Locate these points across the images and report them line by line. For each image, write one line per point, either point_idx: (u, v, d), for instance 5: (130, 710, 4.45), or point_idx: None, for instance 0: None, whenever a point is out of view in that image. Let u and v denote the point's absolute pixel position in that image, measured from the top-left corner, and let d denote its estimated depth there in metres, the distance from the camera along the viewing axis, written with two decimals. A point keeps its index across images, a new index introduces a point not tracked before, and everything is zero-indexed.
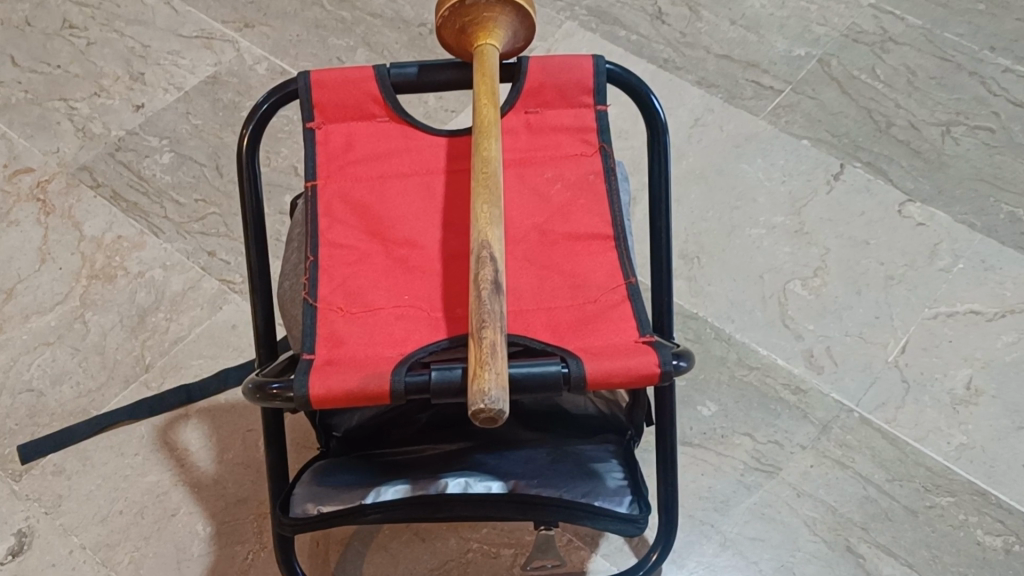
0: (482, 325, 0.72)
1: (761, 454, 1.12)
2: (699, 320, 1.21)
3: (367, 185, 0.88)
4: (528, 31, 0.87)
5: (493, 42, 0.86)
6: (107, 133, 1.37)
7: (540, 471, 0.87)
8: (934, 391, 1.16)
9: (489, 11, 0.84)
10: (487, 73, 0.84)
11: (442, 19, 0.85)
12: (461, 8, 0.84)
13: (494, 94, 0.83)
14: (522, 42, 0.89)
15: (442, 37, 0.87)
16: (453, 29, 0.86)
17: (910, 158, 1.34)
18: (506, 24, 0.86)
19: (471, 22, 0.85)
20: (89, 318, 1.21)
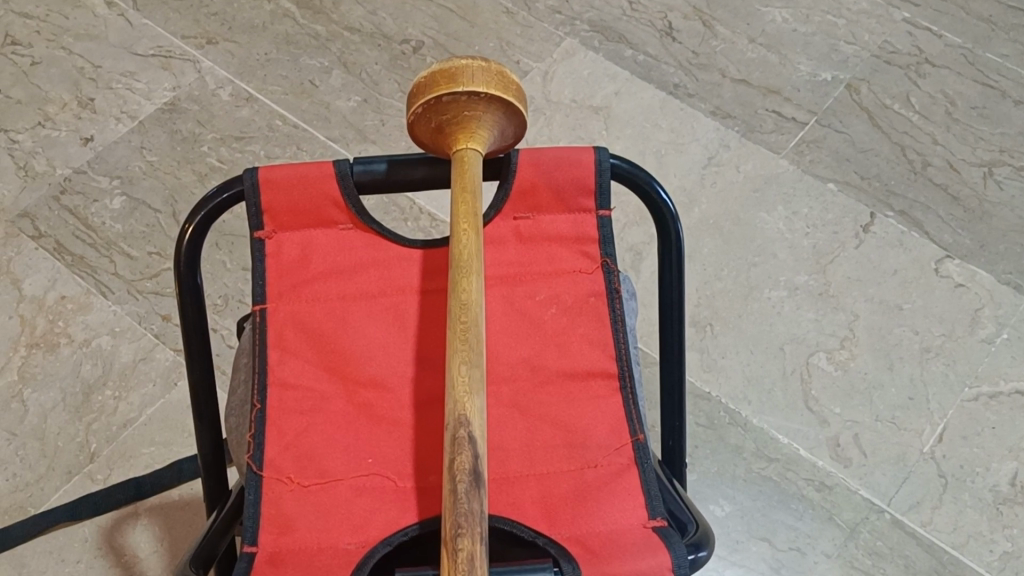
0: (457, 530, 0.55)
1: (780, 563, 1.00)
2: (712, 401, 1.08)
3: (326, 309, 0.75)
4: (519, 127, 0.73)
5: (476, 143, 0.72)
6: (52, 171, 1.23)
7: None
8: (975, 489, 1.03)
9: (470, 108, 0.70)
10: (467, 182, 0.70)
11: (415, 115, 0.71)
12: (437, 105, 0.70)
13: (475, 213, 0.68)
14: (511, 139, 0.75)
15: (416, 135, 0.73)
16: (427, 127, 0.72)
17: (949, 205, 1.20)
18: (491, 121, 0.72)
19: (449, 121, 0.71)
20: (28, 395, 1.08)
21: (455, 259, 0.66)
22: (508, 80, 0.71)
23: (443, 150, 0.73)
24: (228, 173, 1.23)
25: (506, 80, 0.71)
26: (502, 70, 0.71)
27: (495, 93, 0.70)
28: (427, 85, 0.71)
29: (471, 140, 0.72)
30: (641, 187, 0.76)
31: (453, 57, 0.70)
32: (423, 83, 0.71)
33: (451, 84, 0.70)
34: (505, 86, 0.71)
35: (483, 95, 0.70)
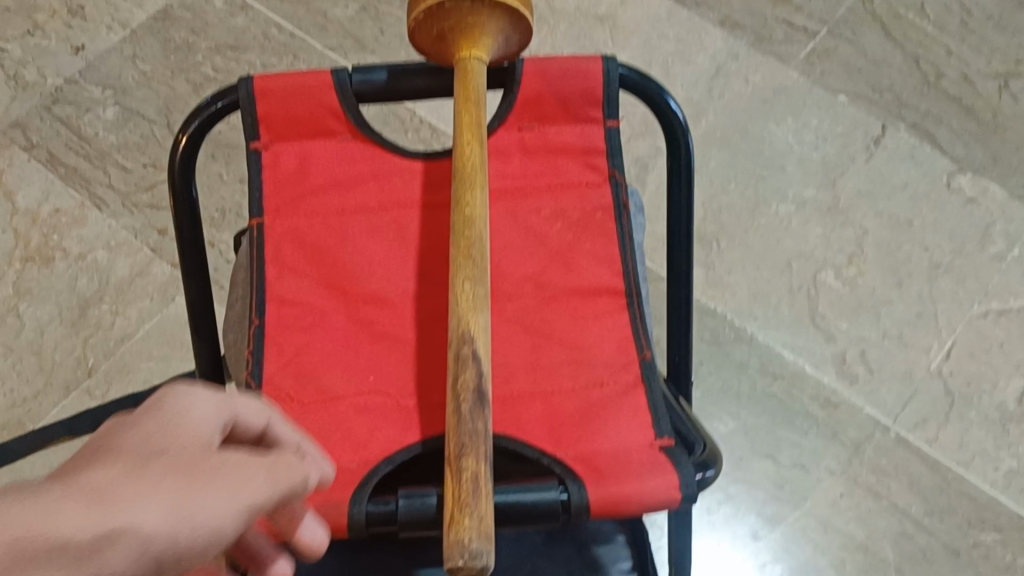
0: (461, 451, 0.54)
1: (784, 480, 1.00)
2: (717, 317, 1.07)
3: (325, 223, 0.73)
4: (524, 37, 0.71)
5: (479, 53, 0.69)
6: (42, 81, 1.19)
7: (530, 566, 0.70)
8: (981, 406, 1.02)
9: (474, 16, 0.68)
10: (471, 90, 0.68)
11: (416, 21, 0.69)
12: (441, 12, 0.68)
13: (479, 124, 0.66)
14: (515, 50, 0.72)
15: (416, 44, 0.71)
16: (429, 35, 0.69)
17: (962, 118, 1.17)
18: (496, 30, 0.69)
19: (451, 29, 0.68)
20: (24, 309, 1.06)
21: (458, 173, 0.64)
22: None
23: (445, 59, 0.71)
24: (223, 84, 1.19)
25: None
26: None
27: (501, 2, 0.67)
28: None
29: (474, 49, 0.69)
30: (649, 97, 0.74)
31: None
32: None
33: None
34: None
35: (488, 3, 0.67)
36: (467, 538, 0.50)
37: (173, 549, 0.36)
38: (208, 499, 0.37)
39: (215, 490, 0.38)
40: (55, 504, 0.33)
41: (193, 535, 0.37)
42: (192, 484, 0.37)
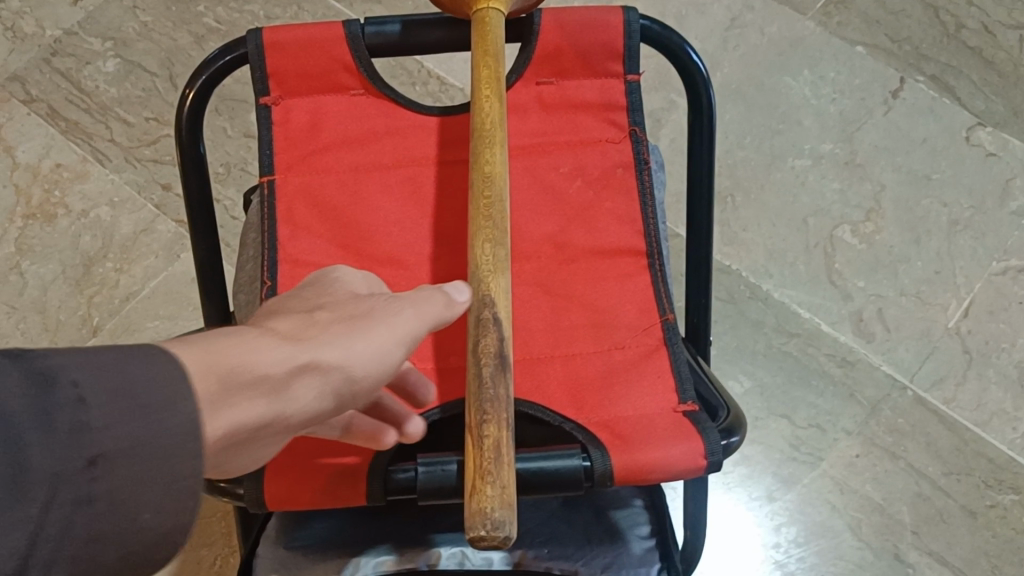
0: (482, 417, 0.51)
1: (799, 440, 0.98)
2: (732, 275, 1.05)
3: (337, 181, 0.71)
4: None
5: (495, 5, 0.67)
6: (41, 32, 1.16)
7: (552, 529, 0.67)
8: (1000, 364, 1.00)
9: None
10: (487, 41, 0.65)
11: None
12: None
13: (496, 77, 0.64)
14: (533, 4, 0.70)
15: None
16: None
17: (983, 70, 1.14)
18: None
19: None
20: (26, 267, 1.04)
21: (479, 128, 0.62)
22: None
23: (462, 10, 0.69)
24: (225, 35, 1.17)
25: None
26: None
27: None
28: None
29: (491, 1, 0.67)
30: (671, 51, 0.71)
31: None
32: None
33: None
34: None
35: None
36: (489, 511, 0.48)
37: (347, 378, 0.44)
38: (366, 338, 0.45)
39: (372, 330, 0.45)
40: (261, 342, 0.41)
41: (360, 368, 0.44)
42: (354, 328, 0.45)
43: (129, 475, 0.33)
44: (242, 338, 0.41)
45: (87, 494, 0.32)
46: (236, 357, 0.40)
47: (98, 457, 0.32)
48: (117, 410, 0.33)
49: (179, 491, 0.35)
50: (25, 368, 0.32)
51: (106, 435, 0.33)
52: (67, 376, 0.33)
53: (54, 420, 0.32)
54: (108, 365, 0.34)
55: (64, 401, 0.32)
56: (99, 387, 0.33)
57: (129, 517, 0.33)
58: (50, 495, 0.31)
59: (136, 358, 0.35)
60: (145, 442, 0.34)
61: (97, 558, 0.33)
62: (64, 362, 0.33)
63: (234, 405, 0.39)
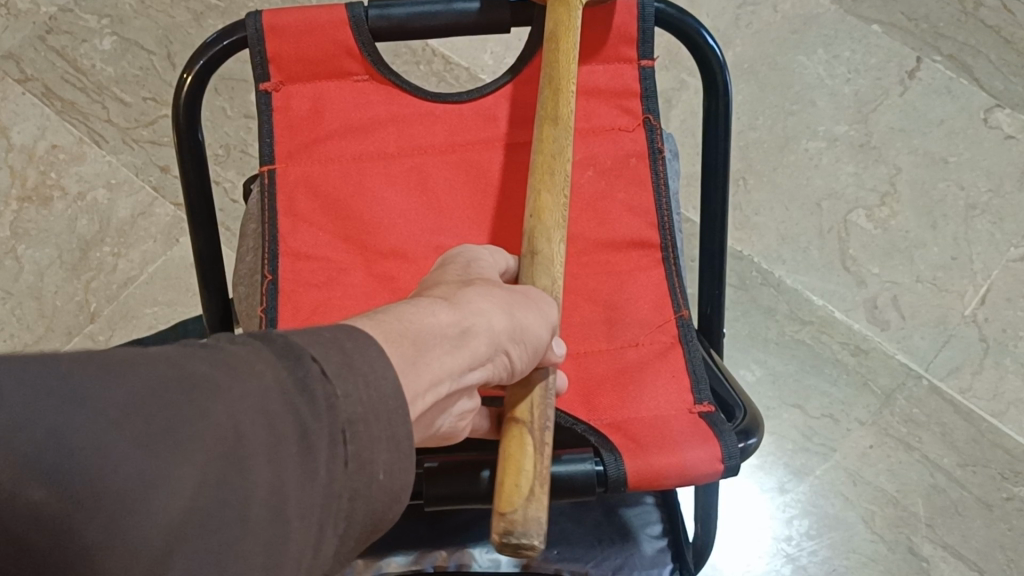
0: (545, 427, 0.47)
1: (811, 431, 0.97)
2: (743, 261, 1.03)
3: (341, 170, 0.68)
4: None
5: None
6: (35, 9, 1.13)
7: (561, 528, 0.65)
8: (1017, 353, 0.98)
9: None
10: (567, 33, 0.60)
11: None
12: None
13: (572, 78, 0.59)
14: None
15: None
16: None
17: (1002, 49, 1.11)
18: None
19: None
20: (22, 252, 1.02)
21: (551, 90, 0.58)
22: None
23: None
24: (224, 10, 1.13)
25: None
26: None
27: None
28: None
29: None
30: (686, 34, 0.68)
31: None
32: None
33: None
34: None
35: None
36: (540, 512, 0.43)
37: (514, 344, 0.45)
38: (523, 312, 0.46)
39: (528, 304, 0.47)
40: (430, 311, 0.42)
41: (526, 334, 0.45)
42: (508, 300, 0.46)
43: (374, 436, 0.34)
44: (419, 304, 0.42)
45: (342, 459, 0.33)
46: (415, 321, 0.41)
47: (347, 424, 0.34)
48: (353, 382, 0.34)
49: (404, 450, 0.36)
50: (273, 351, 0.34)
51: (349, 403, 0.34)
52: (306, 356, 0.34)
53: (310, 392, 0.33)
54: (334, 346, 0.35)
55: (312, 374, 0.33)
56: (332, 361, 0.34)
57: (370, 480, 0.34)
58: (320, 455, 0.33)
59: (350, 340, 0.36)
60: (378, 407, 0.35)
61: (351, 519, 0.34)
62: (302, 343, 0.34)
63: (427, 361, 0.40)
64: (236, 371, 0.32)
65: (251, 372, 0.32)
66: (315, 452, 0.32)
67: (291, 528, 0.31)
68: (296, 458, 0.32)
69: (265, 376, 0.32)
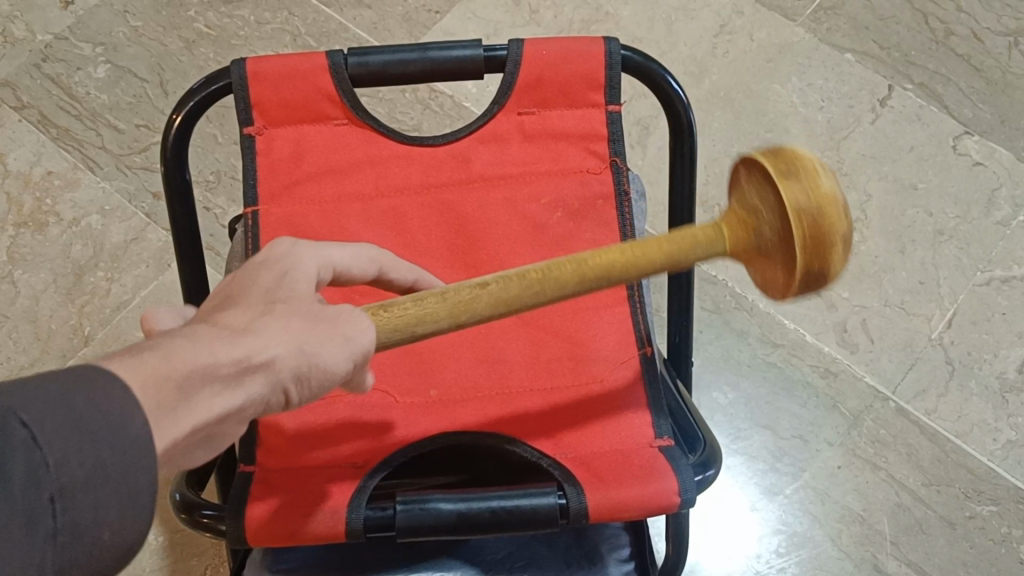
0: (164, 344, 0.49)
1: (780, 451, 1.00)
2: (718, 285, 1.06)
3: (321, 211, 0.71)
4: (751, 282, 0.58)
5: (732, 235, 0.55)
6: (31, 37, 1.17)
7: (532, 553, 0.68)
8: (982, 376, 1.01)
9: (766, 221, 0.54)
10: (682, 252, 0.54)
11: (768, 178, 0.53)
12: (765, 191, 0.53)
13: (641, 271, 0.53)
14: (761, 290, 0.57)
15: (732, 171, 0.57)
16: (743, 178, 0.55)
17: (972, 78, 1.14)
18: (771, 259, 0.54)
19: (754, 194, 0.54)
20: (18, 276, 1.05)
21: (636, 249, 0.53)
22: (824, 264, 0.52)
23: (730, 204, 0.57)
24: (215, 39, 1.17)
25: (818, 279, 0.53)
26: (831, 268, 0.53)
27: (801, 255, 0.52)
28: (787, 160, 0.53)
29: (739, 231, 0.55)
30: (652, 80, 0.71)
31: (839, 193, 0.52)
32: (794, 156, 0.53)
33: (787, 182, 0.52)
34: (806, 263, 0.52)
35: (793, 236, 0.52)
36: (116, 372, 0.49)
37: (301, 378, 0.43)
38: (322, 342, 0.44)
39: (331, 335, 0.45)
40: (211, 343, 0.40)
41: (313, 371, 0.44)
42: (309, 324, 0.44)
43: (98, 503, 0.33)
44: (196, 335, 0.40)
45: (50, 530, 0.32)
46: (187, 356, 0.38)
47: (57, 493, 0.32)
48: (71, 443, 0.32)
49: (141, 507, 0.34)
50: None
51: (62, 470, 0.32)
52: (16, 417, 0.32)
53: (7, 463, 0.31)
54: (59, 397, 0.33)
55: (17, 443, 0.31)
56: (50, 425, 0.32)
57: (96, 540, 0.33)
58: (16, 536, 0.31)
59: (88, 384, 0.34)
60: (109, 466, 0.33)
61: None
62: (9, 400, 0.32)
63: (185, 406, 0.38)
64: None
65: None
66: (8, 536, 0.31)
67: None
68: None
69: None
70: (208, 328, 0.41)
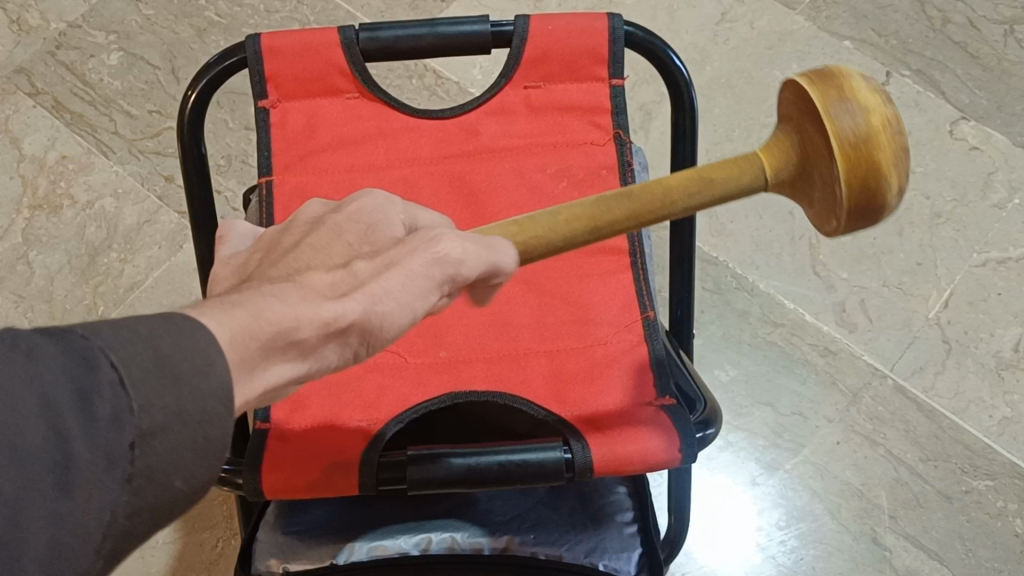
0: None
1: (781, 427, 1.02)
2: (719, 266, 1.08)
3: (333, 181, 0.74)
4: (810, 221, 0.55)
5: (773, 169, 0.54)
6: (46, 25, 1.19)
7: (538, 515, 0.68)
8: (978, 354, 1.03)
9: (809, 150, 0.52)
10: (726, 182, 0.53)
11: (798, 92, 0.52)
12: (806, 114, 0.52)
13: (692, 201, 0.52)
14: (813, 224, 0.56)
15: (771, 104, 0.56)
16: (788, 101, 0.54)
17: (968, 65, 1.17)
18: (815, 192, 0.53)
19: (800, 121, 0.53)
20: (33, 258, 1.07)
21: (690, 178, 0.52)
22: (873, 194, 0.50)
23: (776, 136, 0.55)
24: (226, 27, 1.20)
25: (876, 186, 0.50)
26: (885, 200, 0.51)
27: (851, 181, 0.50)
28: (835, 80, 0.51)
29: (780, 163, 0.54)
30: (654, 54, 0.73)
31: (888, 113, 0.50)
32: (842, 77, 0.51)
33: (831, 107, 0.50)
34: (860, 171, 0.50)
35: (835, 164, 0.50)
36: None
37: (372, 344, 0.45)
38: (405, 283, 0.45)
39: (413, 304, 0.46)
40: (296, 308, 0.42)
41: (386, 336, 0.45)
42: (389, 272, 0.45)
43: (172, 448, 0.34)
44: (282, 298, 0.42)
45: (127, 473, 0.33)
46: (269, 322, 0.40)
47: (137, 437, 0.33)
48: (155, 385, 0.33)
49: (211, 451, 0.35)
50: (65, 348, 0.33)
51: (145, 414, 0.33)
52: (104, 358, 0.33)
53: (96, 401, 0.32)
54: (141, 340, 0.34)
55: (103, 382, 0.32)
56: (134, 367, 0.33)
57: (167, 488, 0.34)
58: (95, 473, 0.32)
59: (171, 329, 0.35)
60: (186, 411, 0.34)
61: (133, 531, 0.34)
62: (98, 341, 0.33)
63: (260, 371, 0.40)
64: (10, 385, 0.31)
65: (28, 378, 0.32)
66: (88, 473, 0.31)
67: (61, 554, 0.31)
68: (49, 496, 0.31)
69: (50, 383, 0.32)
70: (293, 286, 0.43)
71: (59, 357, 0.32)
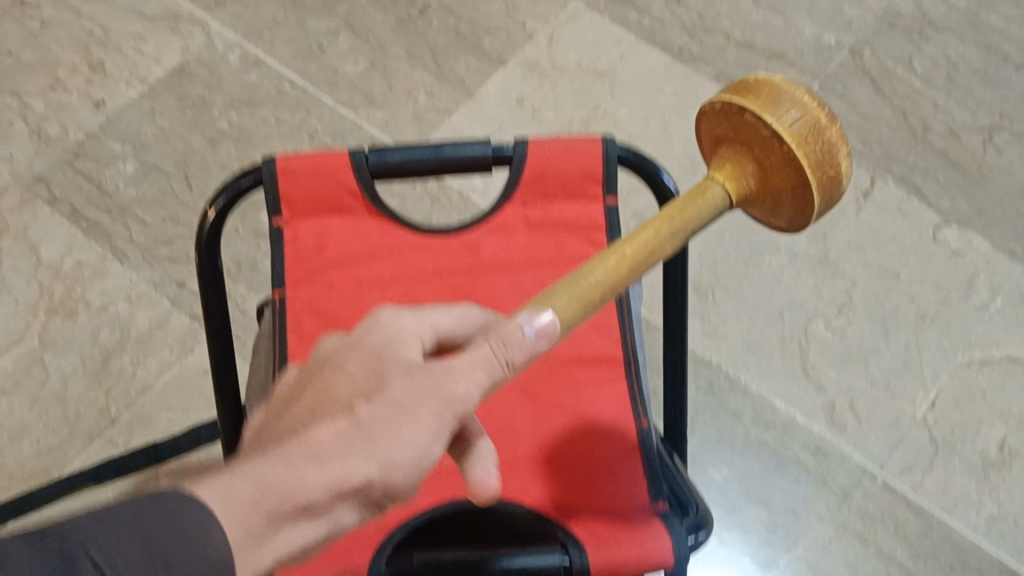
0: None
1: (774, 524, 1.05)
2: (712, 367, 1.12)
3: (342, 295, 0.78)
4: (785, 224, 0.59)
5: (734, 186, 0.57)
6: (65, 136, 1.24)
7: None
8: (964, 452, 1.06)
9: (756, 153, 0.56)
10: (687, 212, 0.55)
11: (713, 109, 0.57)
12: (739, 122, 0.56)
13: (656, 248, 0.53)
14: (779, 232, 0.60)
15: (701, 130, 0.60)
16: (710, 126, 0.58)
17: (949, 171, 1.22)
18: (780, 195, 0.57)
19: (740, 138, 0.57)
20: (48, 361, 1.11)
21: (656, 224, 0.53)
22: (835, 169, 0.55)
23: (710, 164, 0.60)
24: (238, 137, 1.25)
25: (829, 161, 0.55)
26: (843, 169, 0.56)
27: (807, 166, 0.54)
28: (751, 86, 0.56)
29: (735, 178, 0.57)
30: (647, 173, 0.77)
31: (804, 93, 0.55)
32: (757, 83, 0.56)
33: (768, 108, 0.54)
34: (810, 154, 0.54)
35: (791, 155, 0.54)
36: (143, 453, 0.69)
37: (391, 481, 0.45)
38: (416, 433, 0.44)
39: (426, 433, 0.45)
40: (296, 472, 0.42)
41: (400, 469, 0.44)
42: (404, 418, 0.44)
43: None
44: (282, 463, 0.42)
45: None
46: (265, 496, 0.41)
47: None
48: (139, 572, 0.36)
49: None
50: (44, 549, 0.34)
51: None
52: (85, 555, 0.35)
53: None
54: (121, 529, 0.36)
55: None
56: (116, 559, 0.36)
57: None
58: None
59: (157, 509, 0.38)
60: None
61: None
62: (80, 539, 0.35)
63: (270, 540, 0.41)
64: None
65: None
66: None
67: None
68: None
69: None
70: (295, 445, 0.43)
71: (38, 555, 0.34)
